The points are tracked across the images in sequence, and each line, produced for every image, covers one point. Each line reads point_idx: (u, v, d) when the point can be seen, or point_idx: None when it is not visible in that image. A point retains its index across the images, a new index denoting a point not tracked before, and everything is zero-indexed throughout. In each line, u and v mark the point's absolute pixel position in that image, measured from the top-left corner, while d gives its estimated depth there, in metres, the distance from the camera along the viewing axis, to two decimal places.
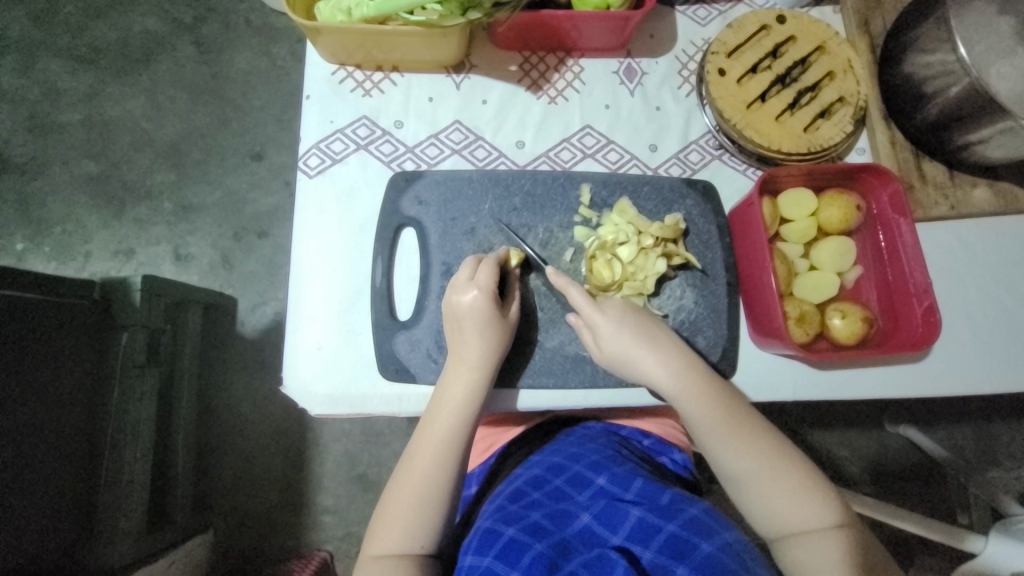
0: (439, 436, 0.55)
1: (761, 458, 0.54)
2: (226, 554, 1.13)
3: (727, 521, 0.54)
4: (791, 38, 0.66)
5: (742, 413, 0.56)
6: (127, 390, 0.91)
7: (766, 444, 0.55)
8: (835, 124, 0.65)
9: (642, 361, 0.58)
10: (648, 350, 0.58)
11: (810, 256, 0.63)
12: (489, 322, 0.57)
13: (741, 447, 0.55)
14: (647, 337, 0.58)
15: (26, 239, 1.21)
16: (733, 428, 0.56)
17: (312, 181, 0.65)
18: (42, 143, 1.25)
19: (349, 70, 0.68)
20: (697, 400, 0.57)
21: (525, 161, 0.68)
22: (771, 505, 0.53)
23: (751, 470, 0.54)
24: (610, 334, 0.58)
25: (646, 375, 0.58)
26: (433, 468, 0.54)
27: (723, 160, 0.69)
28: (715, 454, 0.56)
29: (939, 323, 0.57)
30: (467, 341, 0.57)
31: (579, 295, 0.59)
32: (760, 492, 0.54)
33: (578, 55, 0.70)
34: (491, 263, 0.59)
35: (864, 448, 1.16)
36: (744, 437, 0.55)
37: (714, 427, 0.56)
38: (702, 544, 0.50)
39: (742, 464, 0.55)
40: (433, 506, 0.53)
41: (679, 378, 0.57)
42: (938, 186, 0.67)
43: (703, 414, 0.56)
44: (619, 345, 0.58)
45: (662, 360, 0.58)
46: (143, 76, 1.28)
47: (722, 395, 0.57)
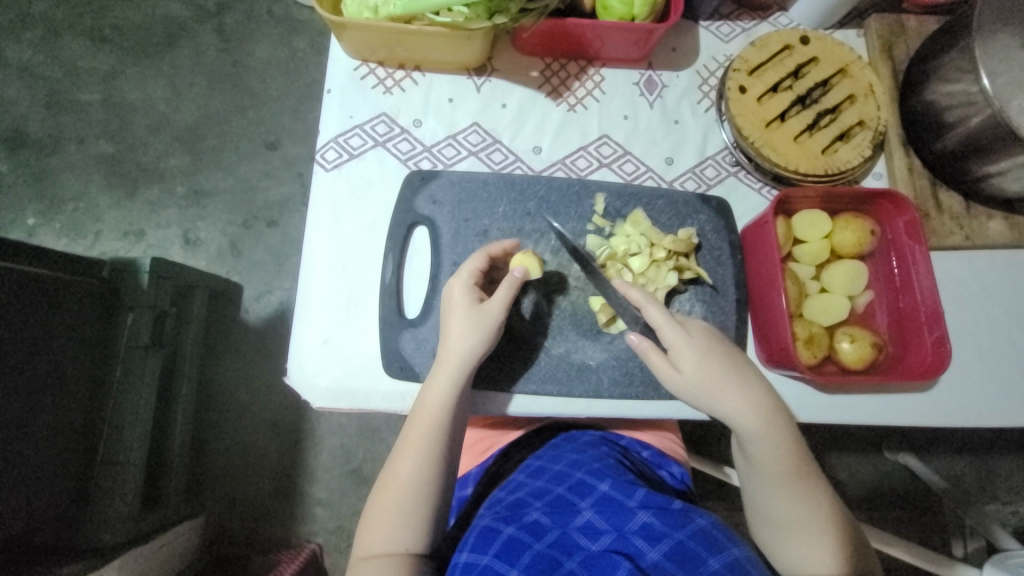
0: (424, 435, 0.54)
1: (817, 512, 0.54)
2: (216, 540, 1.13)
3: (738, 538, 0.54)
4: (814, 59, 0.66)
5: (810, 465, 0.55)
6: (129, 369, 0.91)
7: (823, 500, 0.54)
8: (853, 147, 0.65)
9: (722, 393, 0.55)
10: (733, 384, 0.55)
11: (821, 278, 0.63)
12: (474, 317, 0.57)
13: (795, 497, 0.54)
14: (734, 370, 0.56)
15: (38, 215, 1.22)
16: (800, 478, 0.54)
17: (329, 174, 0.65)
18: (60, 121, 1.26)
19: (371, 67, 0.68)
20: (777, 444, 0.54)
21: (541, 167, 0.68)
22: (810, 558, 0.53)
23: (805, 521, 0.53)
24: (693, 360, 0.56)
25: (723, 406, 0.55)
26: (418, 468, 0.54)
27: (739, 177, 0.69)
28: (765, 495, 0.55)
29: (949, 354, 0.56)
30: (452, 336, 0.57)
31: (657, 314, 0.57)
32: (802, 543, 0.53)
33: (600, 64, 0.71)
34: (480, 256, 0.59)
35: (862, 472, 1.15)
36: (808, 489, 0.54)
37: (781, 474, 0.54)
38: (710, 560, 0.51)
39: (796, 514, 0.54)
40: (420, 505, 0.53)
41: (764, 419, 0.55)
42: (954, 216, 0.67)
43: (775, 458, 0.54)
44: (704, 373, 0.55)
45: (744, 395, 0.55)
46: (164, 60, 1.29)
47: (797, 443, 0.55)
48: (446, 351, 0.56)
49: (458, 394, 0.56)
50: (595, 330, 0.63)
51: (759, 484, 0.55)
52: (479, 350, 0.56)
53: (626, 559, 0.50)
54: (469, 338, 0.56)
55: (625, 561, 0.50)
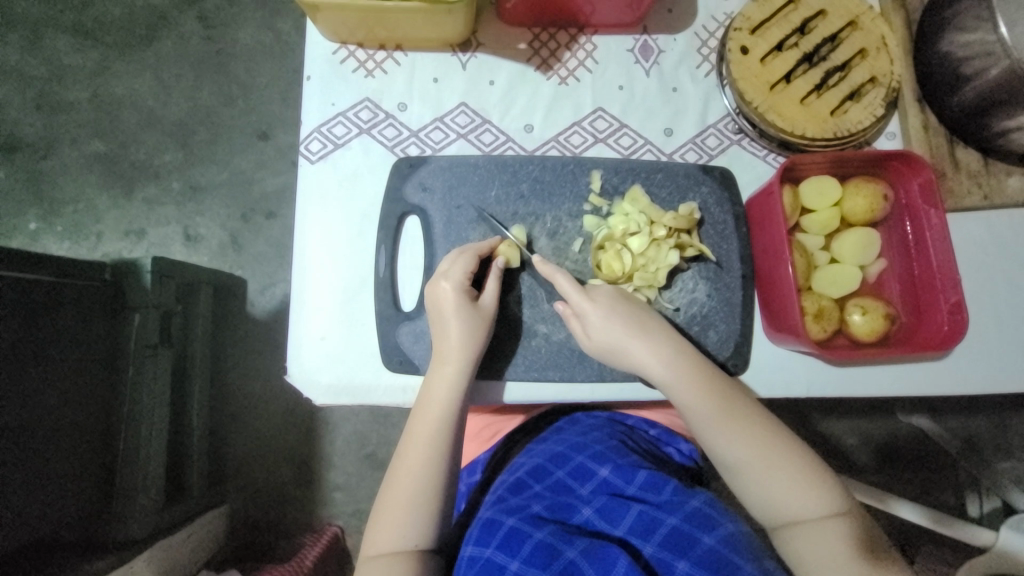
0: (428, 431, 0.54)
1: (761, 447, 0.53)
2: (241, 528, 1.17)
3: (732, 514, 0.54)
4: (821, 13, 0.62)
5: (737, 399, 0.55)
6: (140, 370, 0.89)
7: (761, 430, 0.54)
8: (863, 107, 0.61)
9: (634, 350, 0.56)
10: (639, 340, 0.56)
11: (831, 248, 0.60)
12: (469, 313, 0.56)
13: (734, 436, 0.53)
14: (638, 326, 0.57)
15: (39, 219, 1.21)
16: (730, 416, 0.54)
17: (314, 166, 0.63)
18: (51, 122, 1.24)
19: (350, 49, 0.65)
20: (691, 387, 0.55)
21: (533, 147, 0.66)
22: (769, 494, 0.52)
23: (748, 459, 0.53)
24: (601, 324, 0.56)
25: (638, 362, 0.56)
26: (424, 464, 0.54)
27: (742, 145, 0.66)
28: (710, 445, 0.55)
29: (966, 322, 0.54)
30: (450, 332, 0.56)
31: (566, 283, 0.58)
32: (758, 482, 0.52)
33: (591, 32, 0.67)
34: (470, 255, 0.58)
35: (874, 436, 1.14)
36: (741, 424, 0.54)
37: (711, 415, 0.54)
38: (705, 538, 0.50)
39: (740, 455, 0.53)
40: (427, 501, 0.53)
41: (672, 366, 0.56)
42: (971, 175, 0.63)
43: (697, 403, 0.54)
44: (611, 334, 0.56)
45: (652, 347, 0.56)
46: (148, 53, 1.26)
47: (720, 383, 0.55)
48: (444, 347, 0.56)
49: (464, 389, 0.56)
50: None
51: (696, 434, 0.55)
52: (479, 346, 0.56)
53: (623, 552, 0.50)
54: (466, 332, 0.56)
55: (622, 554, 0.50)
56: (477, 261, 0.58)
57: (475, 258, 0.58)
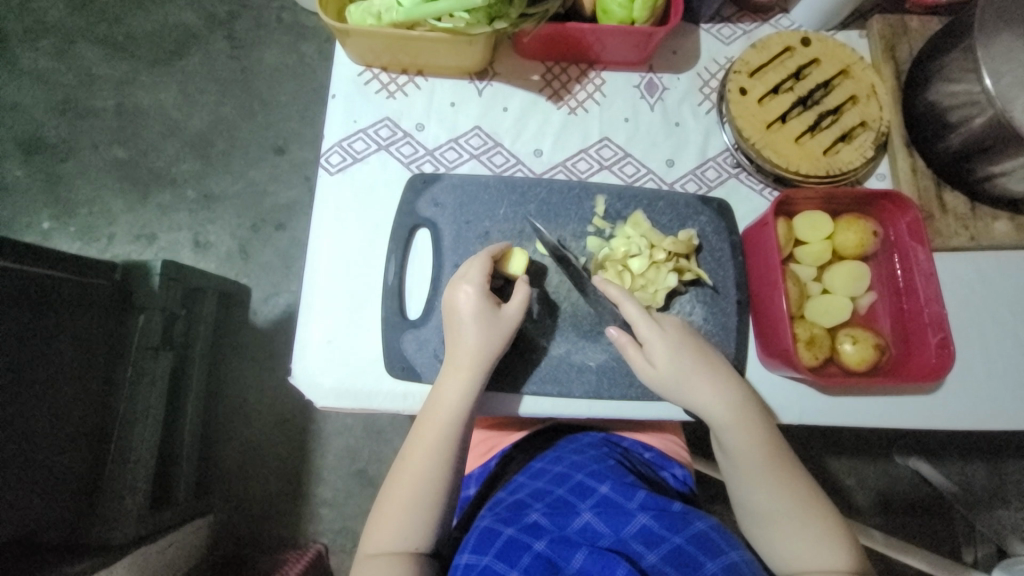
0: (434, 433, 0.55)
1: (800, 501, 0.54)
2: (223, 539, 1.15)
3: (735, 540, 0.54)
4: (815, 61, 0.66)
5: (786, 452, 0.56)
6: (140, 370, 0.93)
7: (801, 486, 0.55)
8: (855, 148, 0.65)
9: (694, 386, 0.57)
10: (704, 376, 0.57)
11: (823, 279, 0.62)
12: (489, 320, 0.58)
13: (776, 487, 0.54)
14: (705, 362, 0.58)
15: (53, 219, 1.25)
16: (777, 467, 0.55)
17: (332, 177, 0.67)
18: (76, 127, 1.29)
19: (374, 72, 0.69)
20: (750, 429, 0.56)
21: (542, 170, 0.69)
22: (791, 547, 0.53)
23: (784, 509, 0.54)
24: (667, 353, 0.57)
25: (696, 398, 0.57)
26: (431, 466, 0.55)
27: (740, 178, 0.69)
28: (749, 491, 0.55)
29: (953, 355, 0.56)
30: (465, 338, 0.58)
31: (633, 309, 0.58)
32: (785, 532, 0.53)
33: (600, 68, 0.71)
34: (484, 259, 0.59)
35: (870, 477, 1.13)
36: (785, 476, 0.55)
37: (759, 462, 0.55)
38: (708, 563, 0.51)
39: (777, 503, 0.54)
40: (429, 503, 0.54)
41: (733, 407, 0.56)
42: (958, 217, 0.66)
43: (750, 448, 0.55)
44: (677, 364, 0.57)
45: (713, 386, 0.57)
46: (176, 67, 1.32)
47: (771, 434, 0.56)
48: (459, 352, 0.57)
49: (473, 394, 0.57)
50: (595, 330, 0.63)
51: (737, 475, 0.56)
52: (492, 354, 0.57)
53: (624, 559, 0.51)
54: (481, 340, 0.57)
55: (622, 561, 0.50)
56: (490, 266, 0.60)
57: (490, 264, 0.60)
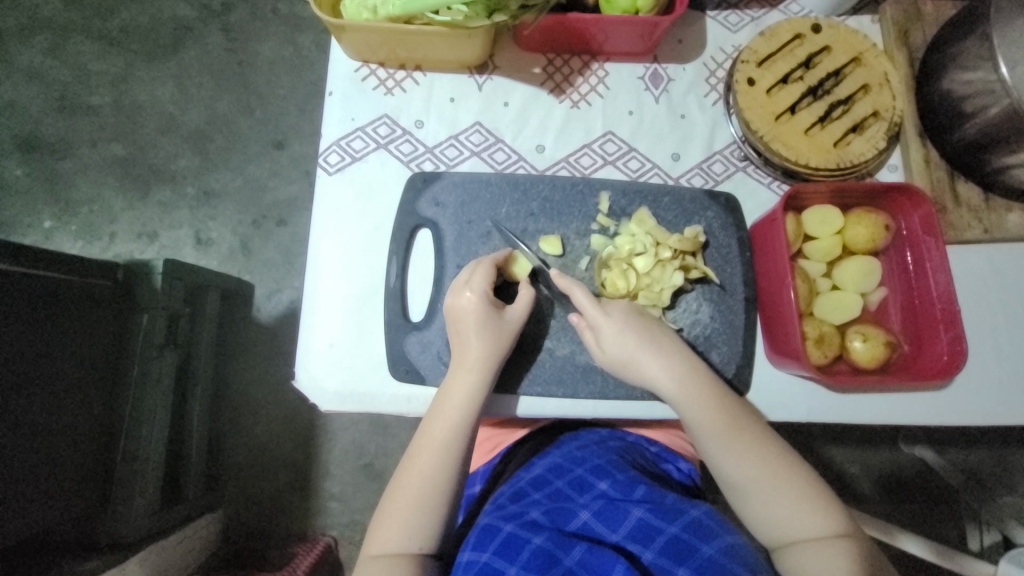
0: (441, 435, 0.55)
1: (767, 464, 0.53)
2: (233, 533, 1.16)
3: (729, 525, 0.54)
4: (826, 48, 0.64)
5: (746, 416, 0.56)
6: (145, 370, 0.92)
7: (764, 450, 0.54)
8: (866, 139, 0.63)
9: (645, 365, 0.57)
10: (653, 355, 0.57)
11: (833, 275, 0.61)
12: (493, 324, 0.57)
13: (742, 452, 0.54)
14: (651, 340, 0.57)
15: (54, 218, 1.24)
16: (738, 433, 0.55)
17: (331, 178, 0.65)
18: (73, 124, 1.28)
19: (372, 68, 0.68)
20: (700, 404, 0.55)
21: (544, 166, 0.68)
22: (770, 512, 0.52)
23: (751, 477, 0.53)
24: (614, 337, 0.57)
25: (648, 377, 0.57)
26: (438, 468, 0.55)
27: (747, 172, 0.68)
28: (718, 462, 0.55)
29: (965, 353, 0.55)
30: (470, 342, 0.57)
31: (582, 296, 0.58)
32: (756, 500, 0.53)
33: (603, 59, 0.69)
34: (488, 266, 0.59)
35: (877, 466, 1.12)
36: (746, 441, 0.54)
37: (720, 431, 0.55)
38: (703, 548, 0.51)
39: (744, 472, 0.54)
40: (434, 504, 0.54)
41: (684, 381, 0.56)
42: (972, 209, 0.64)
43: (708, 419, 0.55)
44: (623, 347, 0.57)
45: (664, 363, 0.57)
46: (171, 62, 1.30)
47: (727, 400, 0.56)
48: (466, 355, 0.57)
49: (481, 400, 0.57)
50: None
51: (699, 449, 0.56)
52: (498, 363, 0.57)
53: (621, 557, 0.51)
54: (484, 345, 0.57)
55: (620, 559, 0.50)
56: (495, 271, 0.59)
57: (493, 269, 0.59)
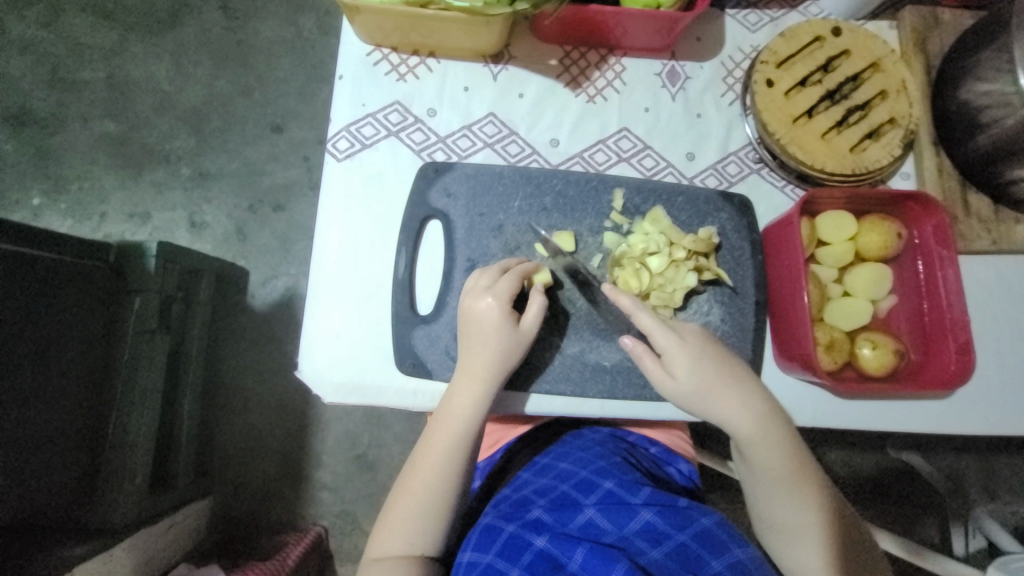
0: (441, 446, 0.54)
1: (820, 514, 0.54)
2: (224, 521, 1.14)
3: (741, 538, 0.54)
4: (845, 52, 0.64)
5: (810, 464, 0.55)
6: (136, 353, 0.90)
7: (825, 496, 0.55)
8: (882, 146, 0.62)
9: (719, 400, 0.55)
10: (727, 390, 0.55)
11: (844, 281, 0.61)
12: (501, 333, 0.56)
13: (799, 502, 0.54)
14: (729, 374, 0.56)
15: (43, 195, 1.20)
16: (801, 481, 0.54)
17: (340, 164, 0.64)
18: (65, 99, 1.24)
19: (384, 52, 0.66)
20: (777, 444, 0.54)
21: (558, 161, 0.66)
22: (810, 560, 0.53)
23: (809, 521, 0.54)
24: (688, 365, 0.55)
25: (719, 412, 0.55)
26: (441, 477, 0.54)
27: (761, 174, 0.67)
28: (772, 506, 0.55)
29: (973, 363, 0.55)
30: (478, 345, 0.56)
31: (648, 320, 0.56)
32: (812, 545, 0.53)
33: (621, 54, 0.68)
34: (515, 278, 0.57)
35: (866, 471, 1.14)
36: (806, 490, 0.54)
37: (785, 477, 0.54)
38: (713, 562, 0.51)
39: (795, 519, 0.54)
40: (437, 512, 0.53)
41: (760, 422, 0.55)
42: (982, 220, 0.64)
43: (777, 463, 0.54)
44: (700, 376, 0.55)
45: (740, 400, 0.55)
46: (168, 38, 1.26)
47: (798, 447, 0.55)
48: (471, 366, 0.56)
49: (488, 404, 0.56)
50: (609, 330, 0.62)
51: (761, 488, 0.55)
52: (507, 372, 0.56)
53: (623, 558, 0.50)
54: (495, 356, 0.56)
55: (622, 561, 0.49)
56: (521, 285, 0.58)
57: (520, 279, 0.58)
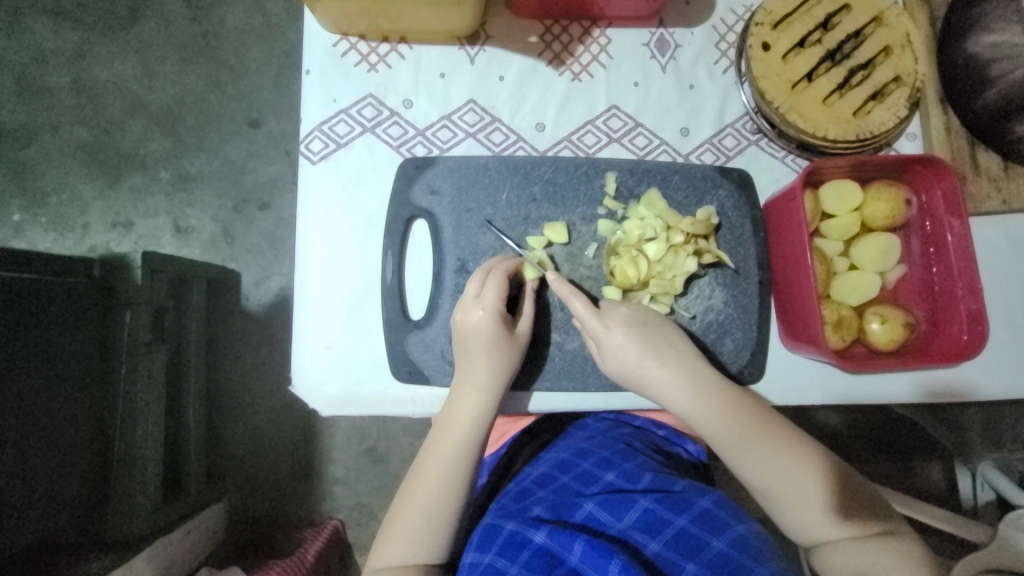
0: (445, 454, 0.54)
1: (789, 468, 0.52)
2: (241, 522, 1.15)
3: (741, 514, 0.53)
4: (846, 7, 0.59)
5: (762, 420, 0.54)
6: (134, 367, 0.87)
7: (792, 448, 0.53)
8: (887, 108, 0.59)
9: (647, 379, 0.55)
10: (656, 366, 0.55)
11: (850, 254, 0.59)
12: (495, 342, 0.54)
13: (763, 460, 0.52)
14: (654, 353, 0.55)
15: (22, 211, 1.16)
16: (757, 439, 0.53)
17: (316, 167, 0.61)
18: (32, 108, 1.18)
19: (352, 41, 0.62)
20: (714, 411, 0.54)
21: (545, 147, 0.63)
22: (798, 515, 0.52)
23: (778, 479, 0.52)
24: (614, 350, 0.55)
25: (655, 391, 0.55)
26: (444, 485, 0.53)
27: (760, 146, 0.64)
28: (743, 472, 0.53)
29: (987, 332, 0.53)
30: (472, 356, 0.55)
31: (581, 306, 0.56)
32: (793, 507, 0.52)
33: (605, 25, 0.64)
34: (501, 276, 0.55)
35: (871, 429, 1.07)
36: (766, 447, 0.52)
37: (737, 439, 0.53)
38: (714, 542, 0.50)
39: (767, 478, 0.52)
40: (441, 524, 0.53)
41: (690, 393, 0.54)
42: (992, 178, 0.61)
43: (722, 429, 0.53)
44: (627, 364, 0.55)
45: (670, 375, 0.55)
46: (130, 36, 1.19)
47: (743, 407, 0.54)
48: (467, 374, 0.55)
49: (487, 416, 0.54)
50: None
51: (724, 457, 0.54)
52: (507, 376, 0.55)
53: (620, 551, 0.49)
54: (494, 365, 0.54)
55: (616, 556, 0.48)
56: (507, 282, 0.56)
57: (506, 280, 0.55)
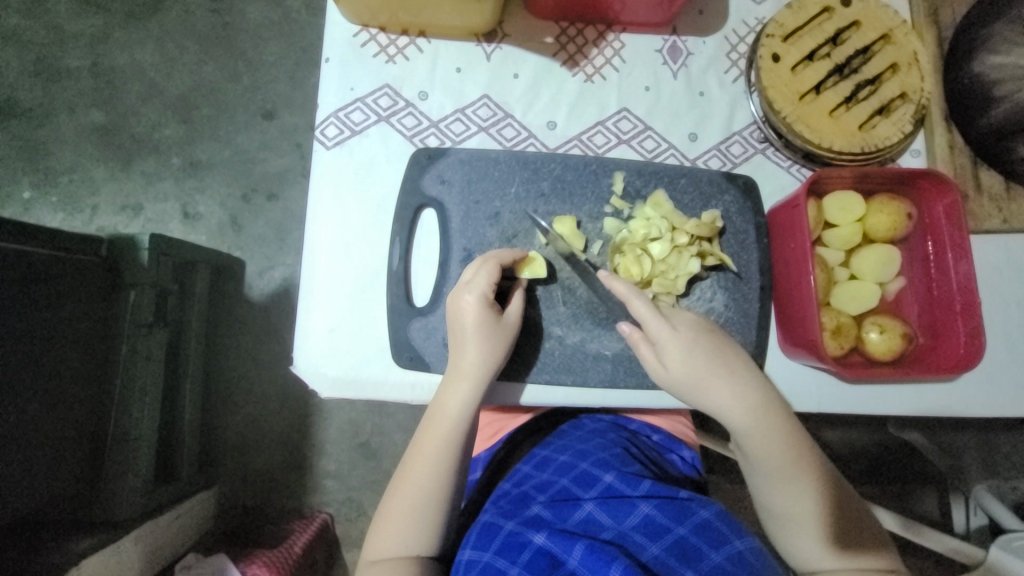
0: (434, 441, 0.54)
1: (822, 500, 0.53)
2: (229, 511, 1.15)
3: (741, 528, 0.53)
4: (855, 24, 0.61)
5: (807, 451, 0.54)
6: (134, 348, 0.88)
7: (825, 482, 0.53)
8: (893, 123, 0.60)
9: (711, 388, 0.55)
10: (722, 378, 0.55)
11: (850, 264, 0.59)
12: (490, 328, 0.55)
13: (798, 488, 0.53)
14: (723, 365, 0.55)
15: (33, 188, 1.18)
16: (800, 468, 0.53)
17: (330, 152, 0.62)
18: (50, 89, 1.20)
19: (372, 33, 0.63)
20: (772, 432, 0.53)
21: (556, 145, 0.64)
22: (816, 550, 0.51)
23: (808, 508, 0.52)
24: (680, 354, 0.54)
25: (714, 403, 0.55)
26: (435, 472, 0.53)
27: (766, 155, 0.65)
28: (772, 497, 0.53)
29: (983, 346, 0.54)
30: (467, 346, 0.55)
31: (642, 306, 0.55)
32: (809, 530, 0.52)
33: (619, 29, 0.65)
34: (494, 264, 0.55)
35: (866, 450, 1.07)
36: (804, 476, 0.53)
37: (782, 463, 0.53)
38: (712, 554, 0.50)
39: (796, 506, 0.52)
40: (434, 510, 0.53)
41: (753, 410, 0.54)
42: (993, 198, 0.62)
43: (775, 450, 0.53)
44: (693, 370, 0.54)
45: (735, 390, 0.54)
46: (152, 23, 1.22)
47: (795, 433, 0.54)
48: (461, 362, 0.55)
49: (475, 402, 0.55)
50: (611, 319, 0.61)
51: (760, 479, 0.54)
52: (497, 363, 0.55)
53: (621, 555, 0.49)
54: (483, 351, 0.55)
55: (619, 560, 0.48)
56: (500, 271, 0.56)
57: (498, 269, 0.56)
